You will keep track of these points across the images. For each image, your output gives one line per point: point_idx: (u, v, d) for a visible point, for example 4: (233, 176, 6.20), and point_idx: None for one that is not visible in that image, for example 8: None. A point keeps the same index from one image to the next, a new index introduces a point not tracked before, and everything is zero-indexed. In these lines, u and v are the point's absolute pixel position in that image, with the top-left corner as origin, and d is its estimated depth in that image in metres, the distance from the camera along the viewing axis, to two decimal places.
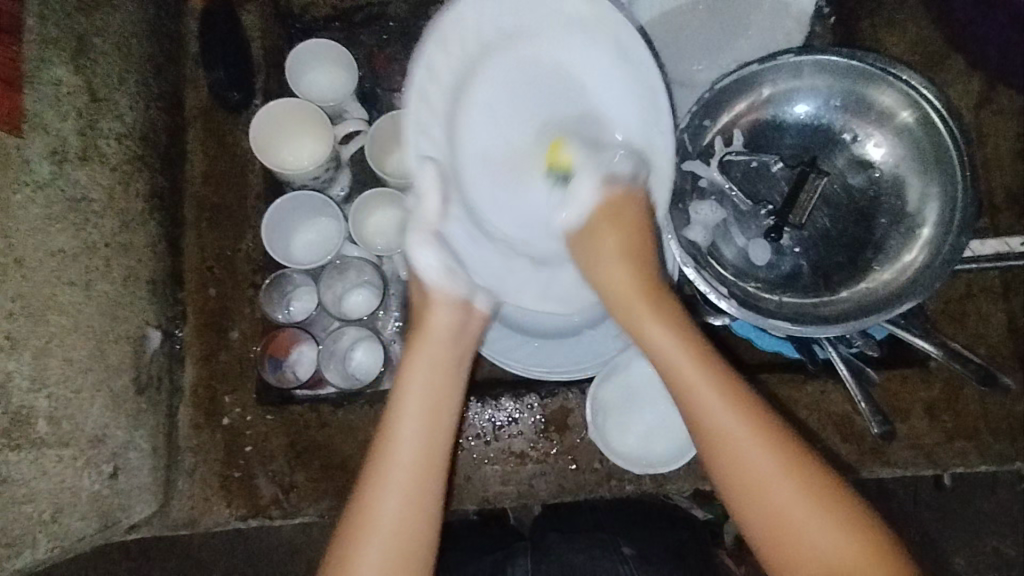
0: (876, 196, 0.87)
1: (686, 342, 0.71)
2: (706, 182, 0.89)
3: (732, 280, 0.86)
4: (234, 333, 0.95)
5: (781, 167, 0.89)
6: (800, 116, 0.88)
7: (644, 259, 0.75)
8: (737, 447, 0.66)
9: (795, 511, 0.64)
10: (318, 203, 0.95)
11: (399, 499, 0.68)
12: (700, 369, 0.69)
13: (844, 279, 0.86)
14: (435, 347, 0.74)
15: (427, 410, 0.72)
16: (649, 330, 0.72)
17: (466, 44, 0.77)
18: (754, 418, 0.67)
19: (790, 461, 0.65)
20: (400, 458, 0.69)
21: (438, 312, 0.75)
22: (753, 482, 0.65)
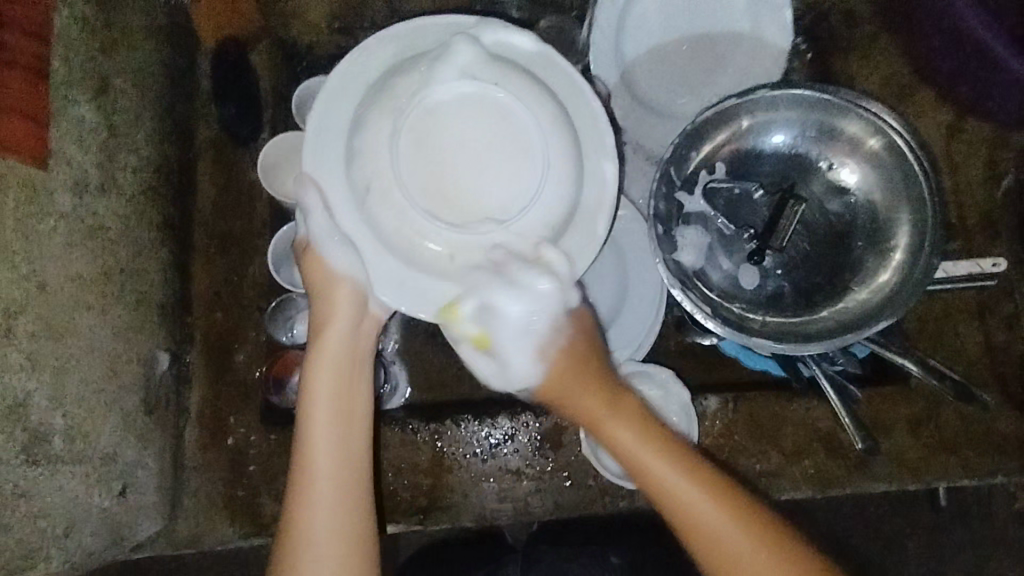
0: (852, 220, 0.92)
1: (597, 381, 0.73)
2: (691, 209, 0.93)
3: (719, 300, 0.90)
4: (239, 356, 0.99)
5: (762, 194, 0.94)
6: (776, 146, 0.93)
7: (587, 362, 0.75)
8: (677, 498, 0.67)
9: (725, 534, 0.66)
10: None
11: (328, 482, 0.72)
12: (633, 427, 0.71)
13: (824, 299, 0.90)
14: (334, 342, 0.78)
15: (337, 430, 0.75)
16: (610, 431, 0.71)
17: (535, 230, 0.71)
18: (658, 435, 0.71)
19: (712, 486, 0.68)
20: (321, 467, 0.72)
21: (336, 309, 0.79)
22: (678, 520, 0.67)
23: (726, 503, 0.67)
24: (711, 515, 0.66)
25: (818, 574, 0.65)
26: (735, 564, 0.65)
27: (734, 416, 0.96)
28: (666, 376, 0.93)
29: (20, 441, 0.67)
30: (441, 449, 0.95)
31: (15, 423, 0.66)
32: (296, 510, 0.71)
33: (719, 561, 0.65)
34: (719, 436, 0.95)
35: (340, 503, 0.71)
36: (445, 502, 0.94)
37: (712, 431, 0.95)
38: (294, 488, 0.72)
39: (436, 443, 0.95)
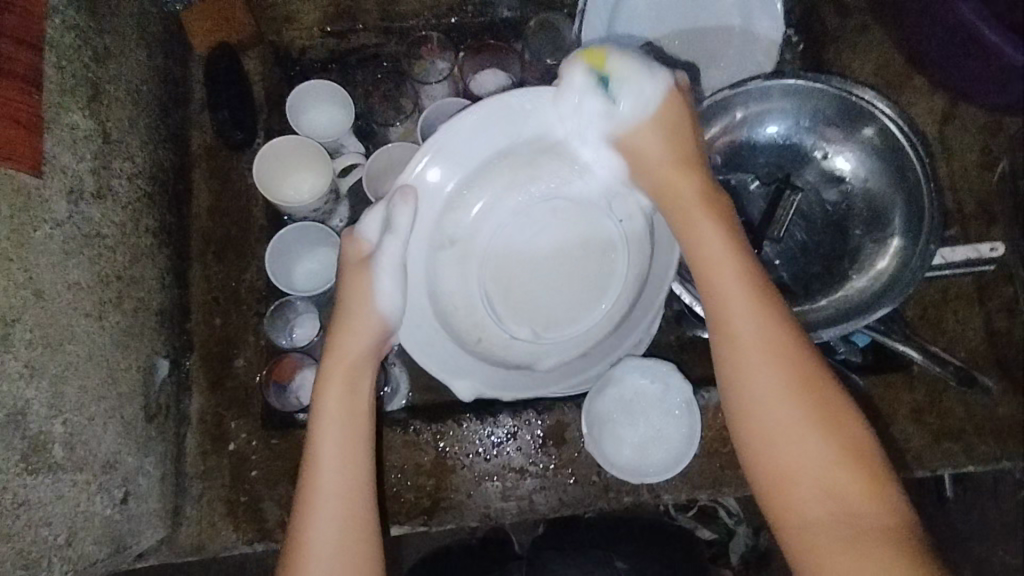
0: (849, 208, 0.92)
1: (748, 269, 0.70)
2: None
3: None
4: (239, 361, 0.98)
5: (758, 185, 0.95)
6: (771, 136, 0.93)
7: (711, 199, 0.74)
8: (751, 351, 0.67)
9: (789, 409, 0.65)
10: (319, 232, 1.00)
11: (332, 497, 0.69)
12: (732, 261, 0.70)
13: (823, 287, 0.91)
14: (348, 356, 0.73)
15: (344, 438, 0.71)
16: (696, 220, 0.73)
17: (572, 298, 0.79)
18: (769, 308, 0.68)
19: (800, 367, 0.66)
20: (327, 482, 0.69)
21: (355, 327, 0.73)
22: (742, 383, 0.67)
23: (810, 393, 0.65)
24: (784, 393, 0.65)
25: (864, 477, 0.64)
26: (787, 443, 0.64)
27: None
28: (666, 369, 0.92)
29: (20, 449, 0.66)
30: (444, 450, 0.95)
31: (15, 430, 0.66)
32: (299, 519, 0.69)
33: (772, 432, 0.65)
34: (722, 428, 0.95)
35: (342, 517, 0.68)
36: (448, 503, 0.93)
37: (715, 424, 0.95)
38: (299, 499, 0.70)
39: (438, 443, 0.95)
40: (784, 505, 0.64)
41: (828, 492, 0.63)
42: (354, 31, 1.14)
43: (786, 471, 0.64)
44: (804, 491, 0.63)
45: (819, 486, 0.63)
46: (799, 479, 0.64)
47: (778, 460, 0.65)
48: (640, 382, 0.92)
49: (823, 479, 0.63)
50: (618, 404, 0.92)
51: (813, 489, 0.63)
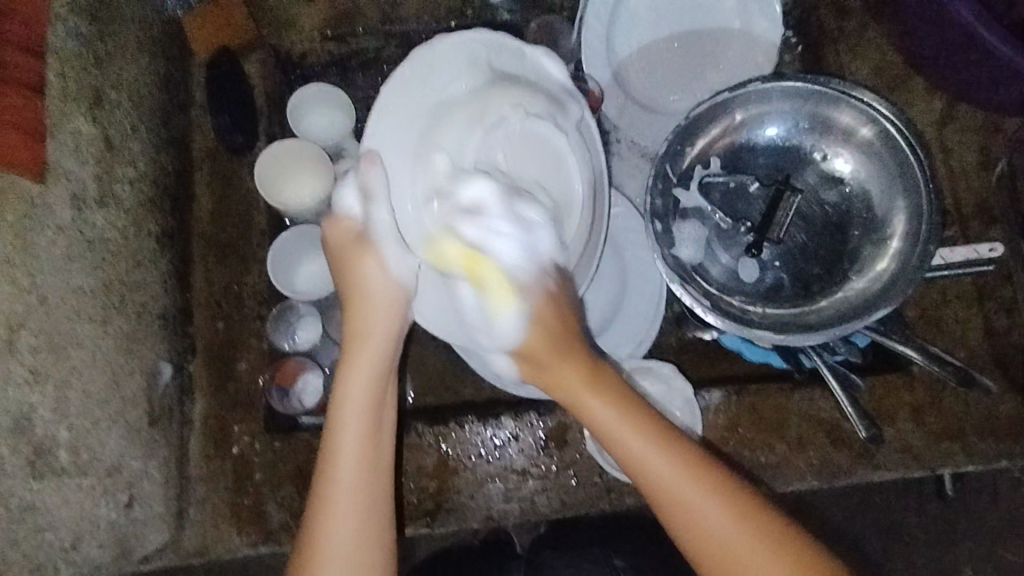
0: (848, 209, 0.92)
1: (608, 390, 0.68)
2: (686, 204, 0.94)
3: (718, 294, 0.90)
4: (241, 364, 0.98)
5: (757, 187, 0.95)
6: (771, 138, 0.94)
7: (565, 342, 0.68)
8: (665, 485, 0.67)
9: (718, 531, 0.66)
10: (321, 237, 1.01)
11: (351, 493, 0.69)
12: (595, 386, 0.68)
13: (823, 289, 0.91)
14: (374, 344, 0.74)
15: (365, 442, 0.71)
16: (580, 397, 0.68)
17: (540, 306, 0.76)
18: (664, 439, 0.68)
19: (707, 477, 0.67)
20: (344, 477, 0.69)
21: (377, 317, 0.74)
22: (678, 521, 0.67)
23: (733, 504, 0.67)
24: (710, 514, 0.66)
25: (804, 555, 0.66)
26: (727, 564, 0.66)
27: (738, 410, 0.95)
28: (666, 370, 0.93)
29: (25, 454, 0.67)
30: (446, 452, 0.95)
31: (21, 436, 0.66)
32: (316, 511, 0.69)
33: (716, 552, 0.66)
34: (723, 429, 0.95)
35: (360, 516, 0.69)
36: (451, 505, 0.94)
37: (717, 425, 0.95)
38: (315, 492, 0.70)
39: (441, 446, 0.95)
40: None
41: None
42: (354, 34, 1.14)
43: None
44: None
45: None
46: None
47: (727, 567, 0.66)
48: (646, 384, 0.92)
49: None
50: None
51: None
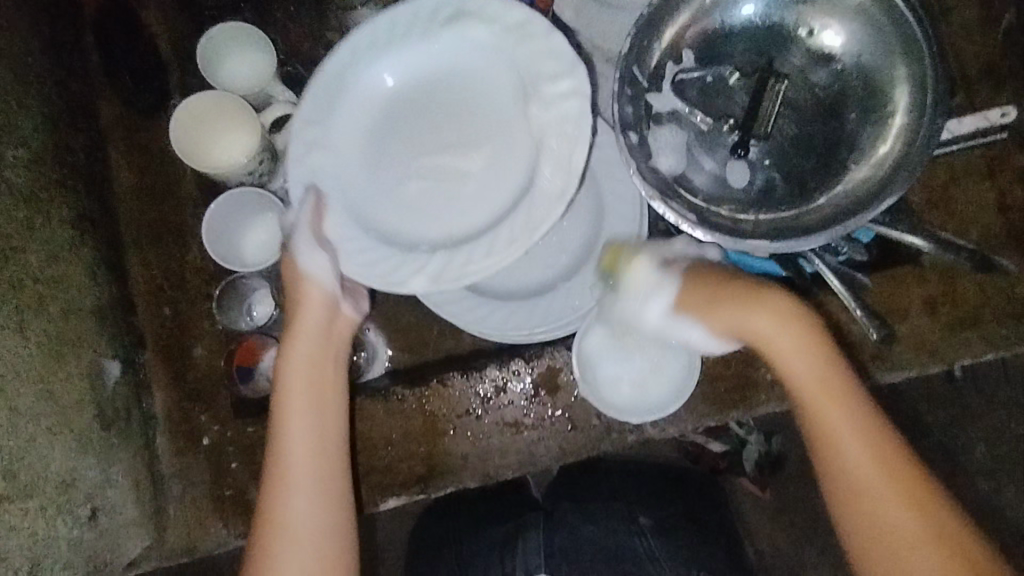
0: (842, 90, 0.81)
1: (836, 379, 0.69)
2: (659, 110, 0.83)
3: (704, 205, 0.81)
4: (197, 350, 0.90)
5: (738, 78, 0.83)
6: (749, 19, 0.83)
7: (803, 330, 0.70)
8: (851, 457, 0.66)
9: (891, 518, 0.64)
10: (259, 201, 0.90)
11: (306, 485, 0.72)
12: (807, 353, 0.69)
13: (821, 183, 0.81)
14: (304, 341, 0.77)
15: (315, 430, 0.75)
16: (786, 364, 0.70)
17: (372, 113, 0.82)
18: (850, 411, 0.67)
19: (895, 467, 0.65)
20: (297, 468, 0.73)
21: (310, 313, 0.78)
22: (841, 484, 0.66)
23: (910, 498, 0.64)
24: (887, 500, 0.65)
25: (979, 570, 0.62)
26: (893, 554, 0.63)
27: None
28: None
29: None
30: (432, 413, 0.89)
31: None
32: (268, 499, 0.72)
33: (851, 487, 0.65)
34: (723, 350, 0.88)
35: (322, 487, 0.73)
36: (445, 467, 0.88)
37: None
38: (267, 485, 0.73)
39: (426, 407, 0.89)
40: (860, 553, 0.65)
41: (896, 539, 0.63)
42: None
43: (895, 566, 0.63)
44: (873, 531, 0.64)
45: (878, 522, 0.64)
46: (867, 531, 0.65)
47: (876, 545, 0.64)
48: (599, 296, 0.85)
49: None
50: (608, 340, 0.86)
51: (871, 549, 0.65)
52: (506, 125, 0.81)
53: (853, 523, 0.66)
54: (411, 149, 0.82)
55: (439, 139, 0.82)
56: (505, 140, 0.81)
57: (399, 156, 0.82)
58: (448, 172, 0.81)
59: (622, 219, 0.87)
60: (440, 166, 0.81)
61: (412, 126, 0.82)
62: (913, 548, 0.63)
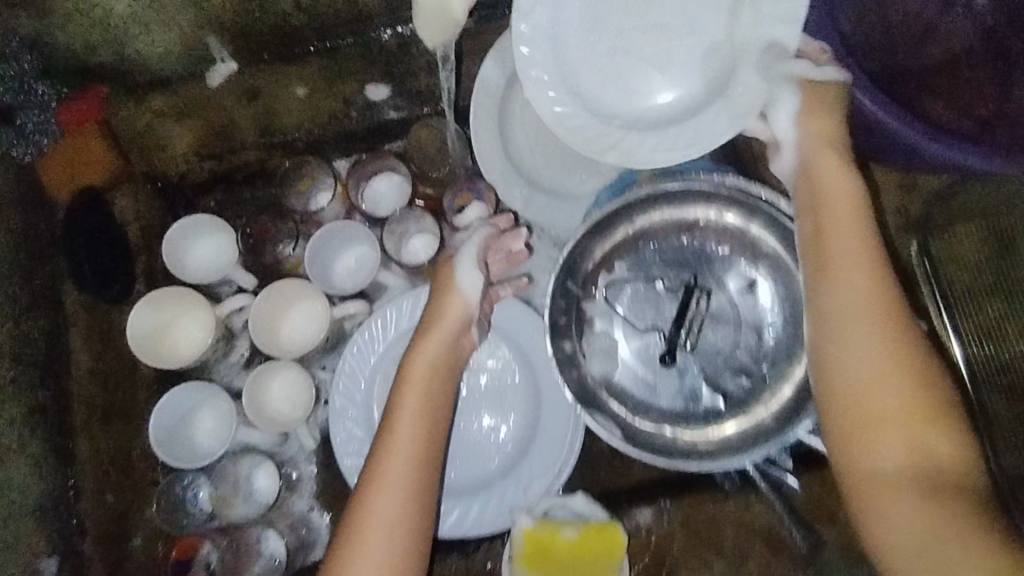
0: (762, 309, 0.86)
1: (911, 371, 0.67)
2: (593, 316, 0.89)
3: (628, 415, 0.87)
4: (137, 538, 0.95)
5: (666, 288, 0.88)
6: (672, 237, 0.88)
7: (887, 309, 0.70)
8: (887, 449, 0.66)
9: (936, 523, 0.61)
10: (189, 391, 0.93)
11: (403, 463, 0.77)
12: (873, 317, 0.70)
13: (740, 400, 0.86)
14: (435, 342, 0.84)
15: (420, 432, 0.79)
16: (855, 334, 0.69)
17: (590, 2, 0.84)
18: (909, 370, 0.67)
19: (942, 470, 0.65)
20: (399, 451, 0.78)
21: (450, 298, 0.86)
22: (863, 455, 0.67)
23: (948, 490, 0.63)
24: (920, 501, 0.63)
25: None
26: (920, 552, 0.62)
27: (668, 526, 0.91)
28: (580, 500, 0.89)
29: None
30: None
31: None
32: (373, 471, 0.77)
33: (880, 489, 0.65)
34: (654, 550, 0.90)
35: (410, 481, 0.76)
36: None
37: (646, 545, 0.91)
38: (370, 465, 0.78)
39: None
40: (848, 452, 0.68)
41: (917, 525, 0.63)
42: (233, 151, 1.06)
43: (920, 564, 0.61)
44: (869, 485, 0.66)
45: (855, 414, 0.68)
46: (860, 402, 0.68)
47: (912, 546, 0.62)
48: (803, 70, 0.79)
49: (945, 555, 0.60)
50: None
51: (876, 518, 0.65)
52: (676, 46, 0.84)
53: (864, 471, 0.67)
54: (626, 49, 0.85)
55: (629, 24, 0.84)
56: (667, 62, 0.85)
57: (605, 50, 0.85)
58: (651, 61, 0.85)
59: (560, 415, 0.92)
60: (637, 46, 0.85)
61: (612, 20, 0.85)
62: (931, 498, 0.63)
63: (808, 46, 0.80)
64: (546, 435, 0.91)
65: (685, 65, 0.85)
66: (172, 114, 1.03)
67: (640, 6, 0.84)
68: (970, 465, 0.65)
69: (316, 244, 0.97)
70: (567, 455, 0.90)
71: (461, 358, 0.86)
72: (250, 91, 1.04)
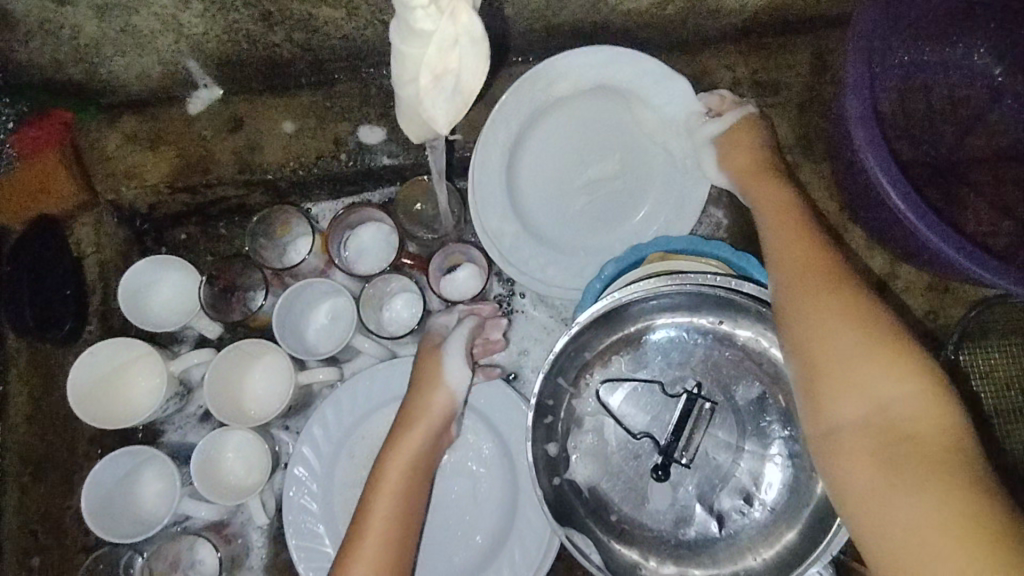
0: (768, 427, 0.78)
1: (867, 330, 0.61)
2: (582, 416, 0.81)
3: (611, 533, 0.78)
4: None
5: (664, 393, 0.79)
6: (677, 339, 0.81)
7: (838, 289, 0.65)
8: (843, 415, 0.60)
9: (882, 481, 0.57)
10: (125, 459, 0.83)
11: (370, 570, 0.69)
12: (816, 287, 0.66)
13: (736, 528, 0.77)
14: (415, 438, 0.77)
15: (391, 529, 0.72)
16: (794, 330, 0.65)
17: (536, 147, 0.96)
18: (866, 332, 0.61)
19: (907, 389, 0.59)
20: (367, 552, 0.70)
21: (434, 390, 0.79)
22: (846, 482, 0.59)
23: (907, 439, 0.57)
24: (879, 461, 0.57)
25: (981, 537, 0.51)
26: (892, 530, 0.55)
27: None
28: None
29: None
30: None
31: None
32: (338, 574, 0.69)
33: (859, 509, 0.58)
34: None
35: None
36: None
37: None
38: (336, 569, 0.70)
39: None
40: (799, 318, 0.65)
41: (882, 410, 0.59)
42: (205, 185, 0.97)
43: (885, 530, 0.55)
44: (861, 509, 0.58)
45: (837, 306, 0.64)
46: (826, 394, 0.61)
47: (896, 552, 0.54)
48: (715, 131, 0.91)
49: (914, 539, 0.53)
50: None
51: (825, 382, 0.62)
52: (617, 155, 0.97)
53: (850, 497, 0.59)
54: (584, 168, 0.98)
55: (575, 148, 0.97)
56: (615, 174, 0.98)
57: (563, 178, 0.98)
58: (602, 174, 0.98)
59: (535, 519, 0.83)
60: (591, 170, 0.98)
61: (561, 153, 0.97)
62: (917, 420, 0.57)
63: (708, 101, 0.92)
64: (518, 540, 0.83)
65: (630, 165, 0.98)
66: (143, 140, 0.95)
67: (585, 133, 0.97)
68: (948, 413, 0.57)
69: (283, 307, 0.88)
70: (539, 565, 0.82)
71: (436, 454, 0.80)
72: (232, 120, 0.96)
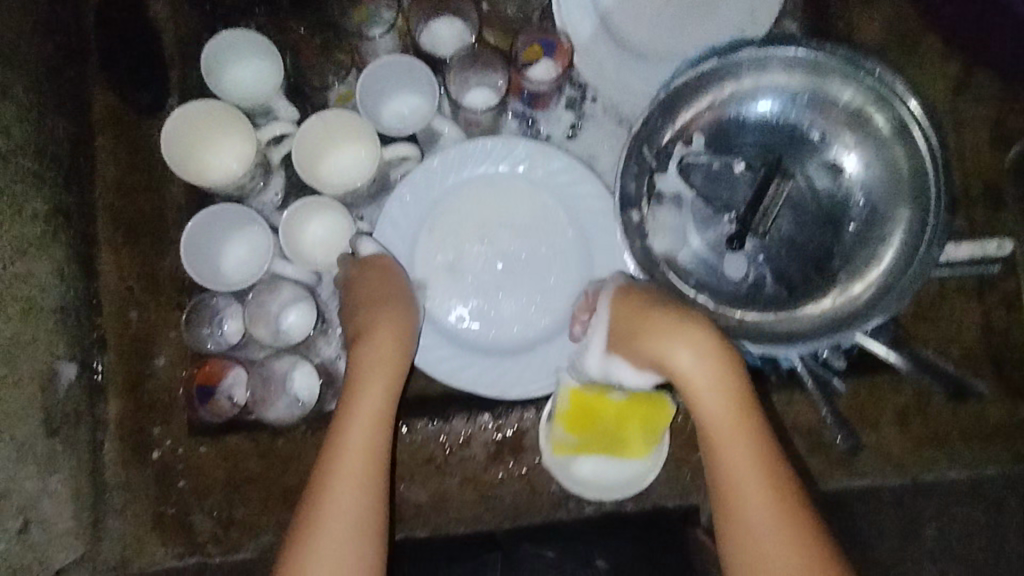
0: (846, 202, 0.81)
1: (758, 452, 0.66)
2: (663, 188, 0.83)
3: (691, 292, 0.81)
4: (159, 360, 0.88)
5: (744, 169, 0.83)
6: (764, 115, 0.81)
7: (745, 415, 0.67)
8: (744, 488, 0.65)
9: (755, 527, 0.64)
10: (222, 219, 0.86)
11: (354, 453, 0.72)
12: (735, 430, 0.67)
13: (808, 292, 0.80)
14: (384, 322, 0.78)
15: (373, 420, 0.74)
16: (717, 441, 0.67)
17: None
18: (756, 441, 0.66)
19: (773, 480, 0.65)
20: (355, 430, 0.73)
21: (391, 276, 0.82)
22: (736, 527, 0.65)
23: (770, 478, 0.65)
24: (763, 520, 0.64)
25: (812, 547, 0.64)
26: (755, 548, 0.64)
27: None
28: None
29: None
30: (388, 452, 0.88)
31: None
32: (328, 458, 0.72)
33: (746, 546, 0.64)
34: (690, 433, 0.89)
35: (364, 456, 0.72)
36: None
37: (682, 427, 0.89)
38: (323, 454, 0.73)
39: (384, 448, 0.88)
40: (719, 447, 0.67)
41: (772, 498, 0.65)
42: None
43: (747, 540, 0.64)
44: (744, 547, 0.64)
45: (730, 405, 0.67)
46: (725, 471, 0.66)
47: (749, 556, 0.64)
48: None
49: (770, 545, 0.63)
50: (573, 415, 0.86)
51: (727, 483, 0.66)
52: None
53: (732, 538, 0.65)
54: None
55: None
56: None
57: None
58: None
59: None
60: None
61: None
62: (751, 483, 0.65)
63: None
64: None
65: None
66: None
67: None
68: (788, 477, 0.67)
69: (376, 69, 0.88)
70: None
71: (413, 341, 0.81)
72: None
